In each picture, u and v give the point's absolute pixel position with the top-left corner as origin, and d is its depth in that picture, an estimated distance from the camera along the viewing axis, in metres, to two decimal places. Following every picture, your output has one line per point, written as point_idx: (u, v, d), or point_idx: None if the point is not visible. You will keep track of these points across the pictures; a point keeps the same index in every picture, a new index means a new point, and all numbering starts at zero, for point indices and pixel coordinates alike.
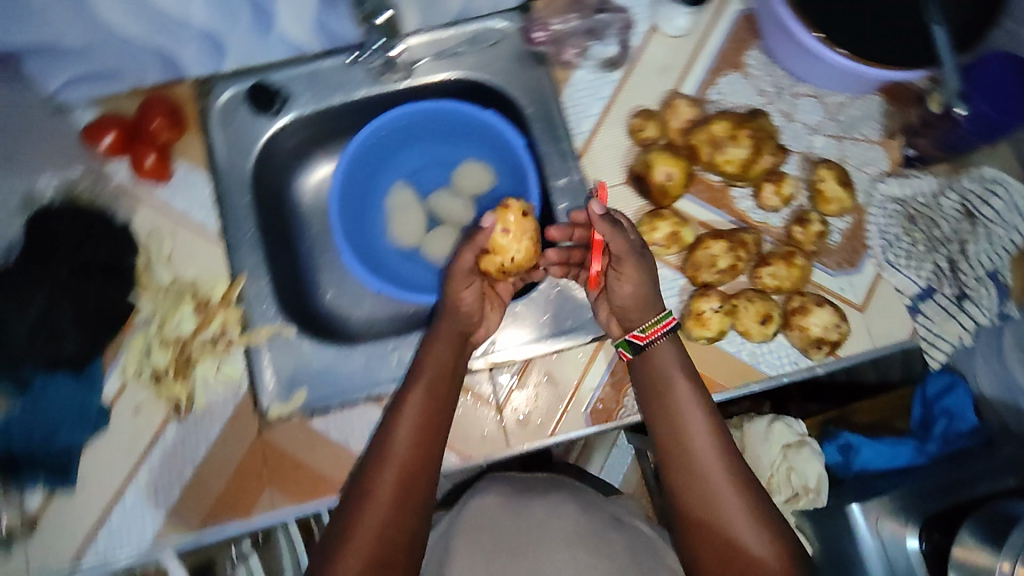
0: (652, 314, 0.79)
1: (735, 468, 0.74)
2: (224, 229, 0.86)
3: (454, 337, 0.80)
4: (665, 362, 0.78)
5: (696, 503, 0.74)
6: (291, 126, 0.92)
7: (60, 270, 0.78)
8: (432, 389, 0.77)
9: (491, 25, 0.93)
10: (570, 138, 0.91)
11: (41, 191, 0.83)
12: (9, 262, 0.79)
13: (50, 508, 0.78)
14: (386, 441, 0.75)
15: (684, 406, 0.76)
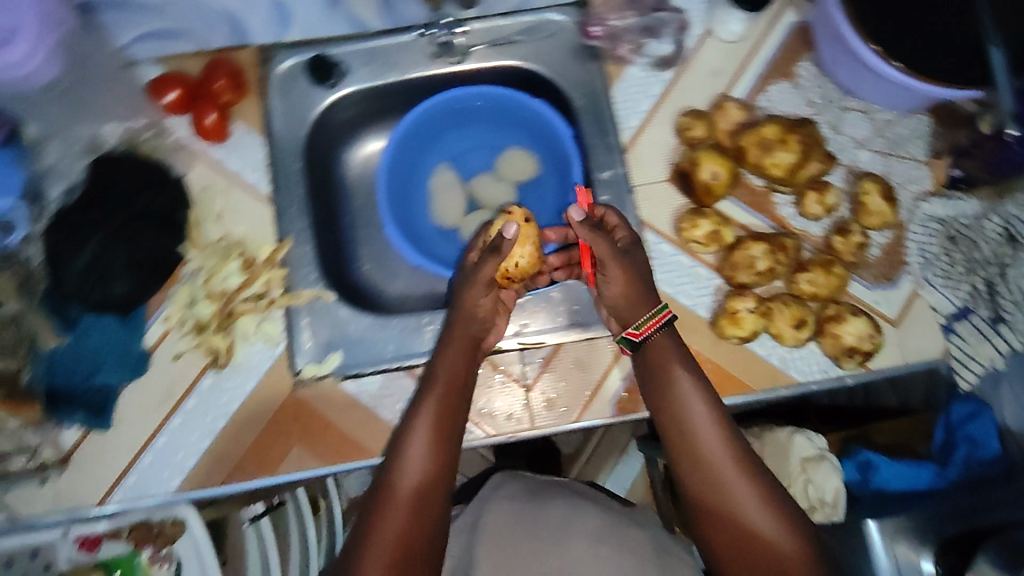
0: (646, 310, 0.80)
1: (745, 453, 0.73)
2: (275, 192, 0.88)
3: (467, 343, 0.81)
4: (669, 361, 0.78)
5: (716, 509, 0.72)
6: (348, 99, 0.95)
7: (117, 215, 0.79)
8: (447, 396, 0.77)
9: (549, 18, 0.95)
10: (618, 132, 0.92)
11: (105, 138, 0.86)
12: (69, 202, 0.80)
13: (85, 445, 0.81)
14: (403, 446, 0.74)
15: (692, 405, 0.75)
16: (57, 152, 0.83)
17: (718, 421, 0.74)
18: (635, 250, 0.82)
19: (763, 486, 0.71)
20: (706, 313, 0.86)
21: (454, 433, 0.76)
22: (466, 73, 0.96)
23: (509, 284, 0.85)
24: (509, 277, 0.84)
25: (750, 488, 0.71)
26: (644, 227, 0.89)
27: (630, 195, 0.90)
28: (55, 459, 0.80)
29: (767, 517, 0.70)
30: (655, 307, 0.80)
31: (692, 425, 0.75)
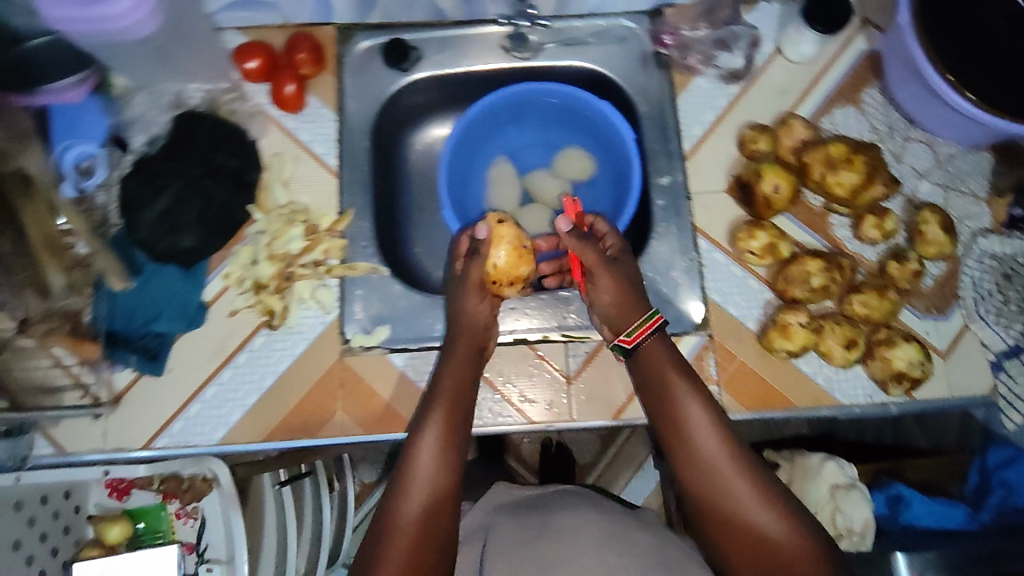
0: (635, 317, 0.81)
1: (744, 458, 0.73)
2: (341, 165, 0.91)
3: (472, 354, 0.81)
4: (659, 365, 0.79)
5: (725, 524, 0.72)
6: (418, 84, 0.97)
7: (194, 169, 0.82)
8: (452, 403, 0.77)
9: (622, 23, 0.97)
10: (680, 139, 0.93)
11: (189, 96, 0.88)
12: (151, 151, 0.84)
13: (136, 388, 0.83)
14: (412, 456, 0.74)
15: (691, 417, 0.76)
16: (143, 104, 0.87)
17: (716, 430, 0.75)
18: (625, 259, 0.85)
19: (765, 490, 0.72)
20: (753, 325, 0.86)
21: (460, 439, 0.76)
22: (536, 69, 0.98)
23: (500, 287, 0.84)
24: (495, 280, 0.83)
25: (753, 495, 0.71)
26: (699, 234, 0.90)
27: (686, 202, 0.91)
28: (106, 397, 0.83)
29: (775, 528, 0.69)
30: (647, 312, 0.82)
31: (693, 441, 0.75)
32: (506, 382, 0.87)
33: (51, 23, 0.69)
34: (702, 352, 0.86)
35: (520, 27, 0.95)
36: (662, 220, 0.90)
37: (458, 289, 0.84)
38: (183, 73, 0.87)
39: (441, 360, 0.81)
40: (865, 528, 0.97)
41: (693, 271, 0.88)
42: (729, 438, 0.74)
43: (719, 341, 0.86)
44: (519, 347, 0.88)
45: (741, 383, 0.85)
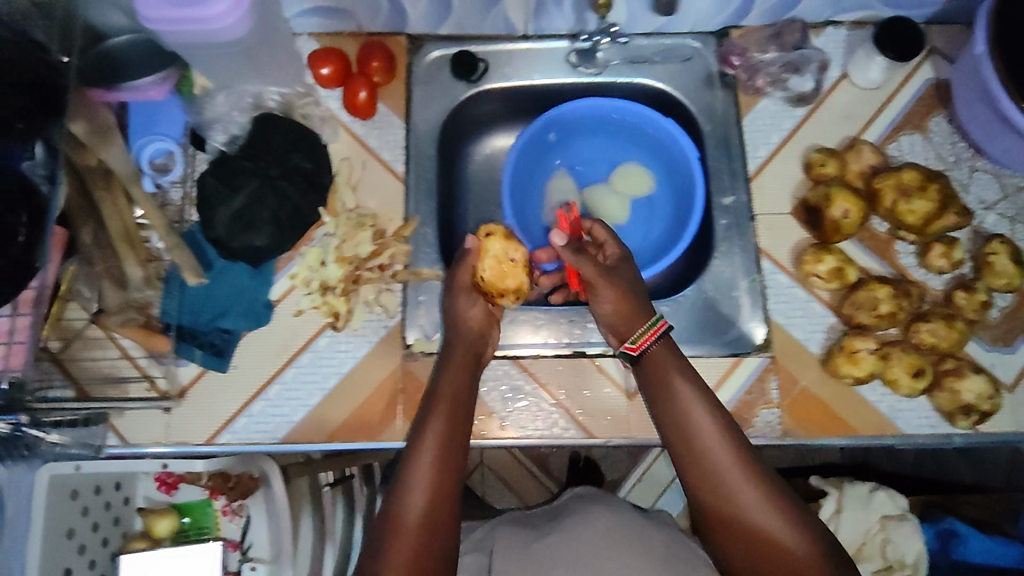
0: (642, 323, 0.80)
1: (749, 461, 0.73)
2: (408, 173, 0.92)
3: (468, 361, 0.80)
4: (664, 369, 0.77)
5: (732, 528, 0.72)
6: (484, 95, 0.98)
7: (270, 169, 0.82)
8: (457, 400, 0.77)
9: (688, 43, 0.97)
10: (745, 160, 0.93)
11: (267, 100, 0.89)
12: (229, 150, 0.84)
13: (201, 383, 0.84)
14: (421, 454, 0.73)
15: (697, 424, 0.75)
16: (224, 104, 0.85)
17: (722, 435, 0.74)
18: (622, 267, 0.84)
19: (770, 492, 0.72)
20: (817, 349, 0.86)
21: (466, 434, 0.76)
22: (600, 86, 0.98)
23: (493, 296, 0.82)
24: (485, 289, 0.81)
25: (760, 497, 0.72)
26: (763, 255, 0.89)
27: (750, 223, 0.90)
28: (167, 391, 0.83)
29: (781, 529, 0.70)
30: (650, 319, 0.80)
31: (701, 448, 0.74)
32: (566, 395, 0.86)
33: (142, 21, 0.71)
34: (763, 374, 0.86)
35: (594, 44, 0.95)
36: (724, 239, 0.90)
37: (450, 292, 0.84)
38: (265, 76, 0.87)
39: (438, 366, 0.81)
40: (915, 560, 0.99)
41: (755, 292, 0.88)
42: (734, 442, 0.74)
43: (782, 364, 0.86)
44: (579, 360, 0.87)
45: (802, 407, 0.85)
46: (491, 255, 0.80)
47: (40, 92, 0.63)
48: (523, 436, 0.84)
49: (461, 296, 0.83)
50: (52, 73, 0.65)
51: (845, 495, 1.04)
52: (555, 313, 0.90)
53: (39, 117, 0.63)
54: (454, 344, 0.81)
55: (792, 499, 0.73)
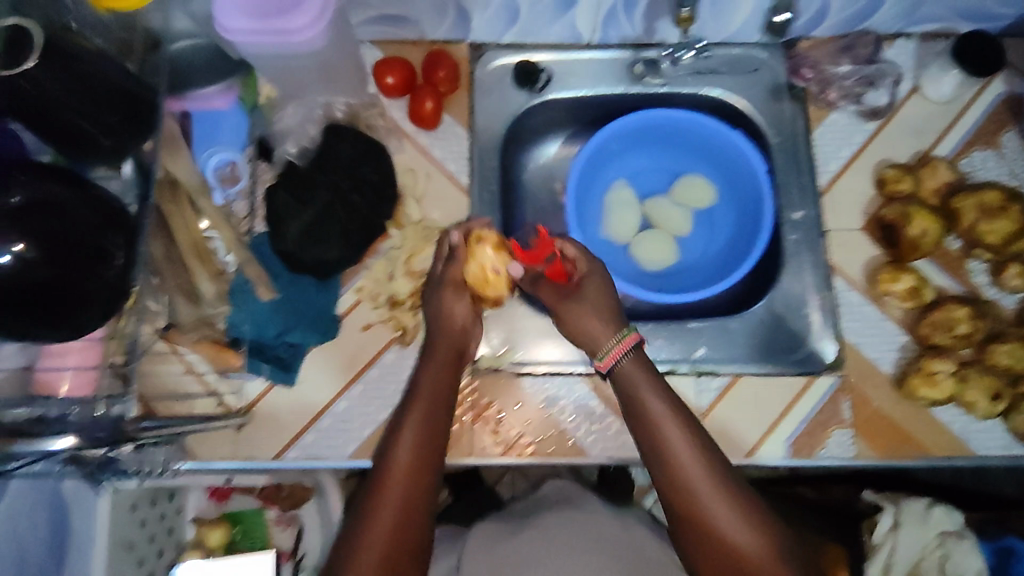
0: (613, 335, 0.80)
1: (720, 470, 0.71)
2: (473, 185, 0.91)
3: (451, 358, 0.80)
4: (631, 379, 0.77)
5: (700, 540, 0.70)
6: (546, 104, 0.97)
7: (342, 182, 0.82)
8: (432, 407, 0.76)
9: (755, 53, 0.95)
10: (814, 174, 0.91)
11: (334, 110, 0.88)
12: (297, 162, 0.83)
13: (269, 397, 0.83)
14: (391, 461, 0.72)
15: (668, 436, 0.73)
16: (293, 115, 0.85)
17: (693, 444, 0.72)
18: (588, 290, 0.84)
19: (741, 503, 0.70)
20: (890, 368, 0.85)
21: (440, 442, 0.74)
22: (664, 96, 0.97)
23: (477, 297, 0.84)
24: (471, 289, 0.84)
25: (728, 506, 0.69)
26: (836, 272, 0.88)
27: (821, 240, 0.89)
28: (236, 406, 0.83)
29: (750, 541, 0.68)
30: (619, 332, 0.80)
31: (671, 459, 0.72)
32: None
33: (219, 31, 0.68)
34: (836, 395, 0.84)
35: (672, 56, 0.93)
36: (793, 255, 0.89)
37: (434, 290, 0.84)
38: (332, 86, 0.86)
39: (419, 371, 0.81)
40: None
41: (827, 310, 0.87)
42: (705, 452, 0.72)
43: (854, 385, 0.85)
44: None
45: (875, 429, 0.83)
46: (480, 262, 0.81)
47: (123, 105, 0.60)
48: (599, 456, 0.85)
49: (440, 295, 0.83)
50: (146, 91, 0.62)
51: (903, 512, 1.02)
52: None
53: (129, 135, 0.61)
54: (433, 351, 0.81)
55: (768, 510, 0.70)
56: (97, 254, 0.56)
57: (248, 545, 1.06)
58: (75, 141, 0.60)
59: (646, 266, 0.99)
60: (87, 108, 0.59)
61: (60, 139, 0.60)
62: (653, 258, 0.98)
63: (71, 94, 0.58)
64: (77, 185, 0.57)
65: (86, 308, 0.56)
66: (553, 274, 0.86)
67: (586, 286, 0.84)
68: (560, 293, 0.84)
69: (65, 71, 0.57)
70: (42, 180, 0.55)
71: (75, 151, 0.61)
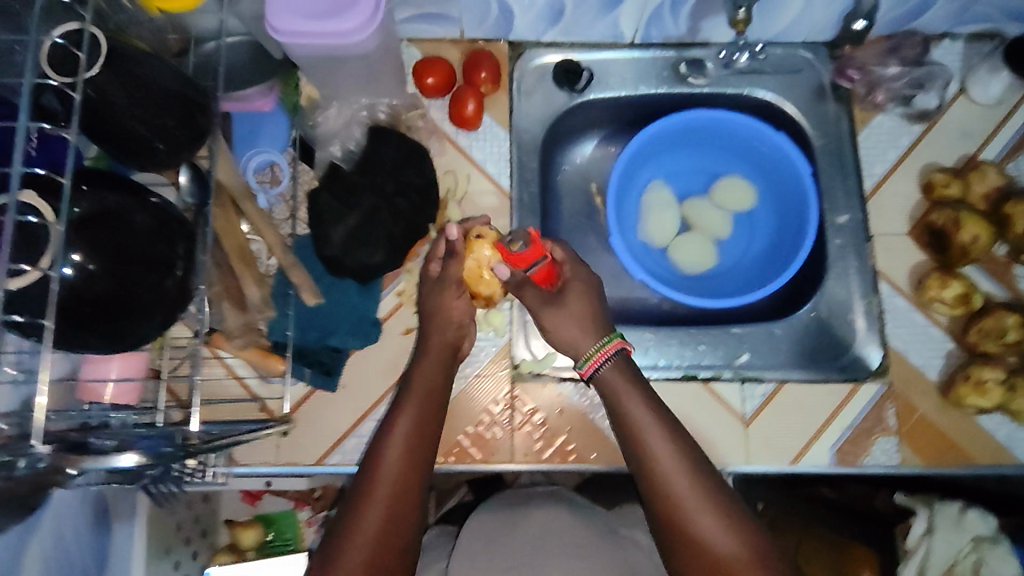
0: (594, 341, 0.73)
1: (708, 482, 0.66)
2: (513, 187, 0.90)
3: (445, 353, 0.79)
4: (616, 384, 0.71)
5: (686, 558, 0.65)
6: (585, 104, 0.95)
7: (387, 186, 0.82)
8: (418, 413, 0.73)
9: (799, 53, 0.93)
10: (860, 178, 0.90)
11: (376, 111, 0.87)
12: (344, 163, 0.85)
13: (313, 399, 0.84)
14: (374, 471, 0.69)
15: (654, 445, 0.67)
16: (337, 116, 0.86)
17: (681, 456, 0.67)
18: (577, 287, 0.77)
19: (731, 518, 0.65)
20: (935, 376, 0.84)
21: (426, 448, 0.71)
22: (706, 97, 0.95)
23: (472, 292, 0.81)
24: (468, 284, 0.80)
25: (717, 523, 0.64)
26: (880, 278, 0.87)
27: (866, 244, 0.88)
28: (280, 411, 0.83)
29: (739, 560, 0.63)
30: (602, 338, 0.73)
31: (658, 473, 0.66)
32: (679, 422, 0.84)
33: (270, 31, 0.67)
34: (881, 402, 0.84)
35: (732, 58, 0.90)
36: (837, 260, 0.89)
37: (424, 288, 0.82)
38: (376, 88, 0.85)
39: (410, 368, 0.79)
40: None
41: (872, 316, 0.86)
42: (694, 464, 0.67)
43: (899, 392, 0.84)
44: (693, 386, 0.84)
45: (920, 436, 0.83)
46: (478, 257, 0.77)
47: (181, 111, 0.58)
48: None
49: (432, 295, 0.81)
50: (198, 92, 0.60)
51: (935, 515, 0.83)
52: (665, 333, 0.89)
53: (185, 142, 0.60)
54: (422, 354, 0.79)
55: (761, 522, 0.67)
56: (165, 264, 0.55)
57: (280, 546, 1.06)
58: (130, 150, 0.57)
59: (685, 269, 0.97)
60: (149, 115, 0.56)
61: (114, 145, 0.57)
62: (692, 262, 0.97)
63: (136, 104, 0.55)
64: (136, 194, 0.55)
65: (151, 319, 0.56)
66: (540, 280, 0.78)
67: (569, 292, 0.76)
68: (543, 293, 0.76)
69: (126, 80, 0.54)
70: (102, 190, 0.53)
71: (130, 158, 0.59)
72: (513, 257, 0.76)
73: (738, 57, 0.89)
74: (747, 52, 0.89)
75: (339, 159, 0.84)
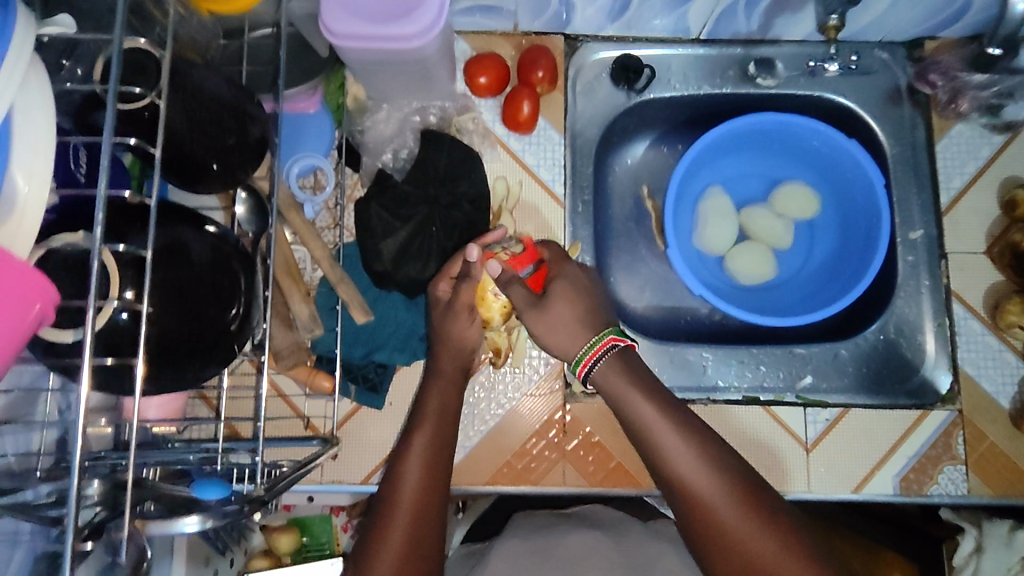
0: (585, 340, 0.69)
1: (729, 473, 0.62)
2: (566, 193, 0.85)
3: (457, 375, 0.76)
4: (617, 384, 0.67)
5: (723, 562, 0.60)
6: (644, 103, 0.89)
7: (440, 197, 0.78)
8: (434, 432, 0.70)
9: (875, 54, 0.87)
10: (936, 191, 0.85)
11: (429, 115, 0.83)
12: (394, 172, 0.81)
13: (356, 418, 0.81)
14: (392, 494, 0.66)
15: (667, 449, 0.63)
16: (387, 119, 0.82)
17: (698, 450, 0.63)
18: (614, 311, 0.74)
19: (759, 510, 0.61)
20: (1008, 403, 0.81)
21: (444, 466, 0.69)
22: (773, 98, 0.89)
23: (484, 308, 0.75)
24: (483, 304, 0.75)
25: (745, 516, 0.60)
26: (954, 298, 0.83)
27: (940, 262, 0.84)
28: (326, 428, 0.80)
29: (776, 553, 0.59)
30: (598, 331, 0.70)
31: (676, 471, 0.62)
32: (738, 446, 0.80)
33: (326, 34, 0.62)
34: (950, 428, 0.80)
35: (819, 67, 0.86)
36: (908, 278, 0.85)
37: (432, 314, 0.77)
38: (429, 92, 0.81)
39: (421, 389, 0.75)
40: None
41: (943, 338, 0.83)
42: (713, 456, 0.63)
43: (969, 418, 0.81)
44: (754, 410, 0.81)
45: (989, 464, 0.80)
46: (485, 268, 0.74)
47: (237, 126, 0.52)
48: None
49: (439, 311, 0.75)
50: (252, 104, 0.54)
51: (984, 534, 0.79)
52: (724, 352, 0.86)
53: (240, 162, 0.53)
54: (431, 375, 0.75)
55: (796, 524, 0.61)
56: (228, 296, 0.51)
57: (317, 550, 1.00)
58: (181, 172, 0.51)
59: (742, 280, 0.92)
60: (207, 137, 0.50)
61: (163, 166, 0.50)
62: (751, 273, 0.92)
63: (196, 127, 0.49)
64: (193, 223, 0.51)
65: (208, 361, 0.51)
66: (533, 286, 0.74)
67: (555, 290, 0.72)
68: (536, 295, 0.72)
69: (184, 99, 0.48)
70: (169, 224, 0.49)
71: (181, 180, 0.52)
72: (515, 259, 0.73)
73: (823, 65, 0.85)
74: (838, 61, 0.85)
75: (389, 168, 0.81)
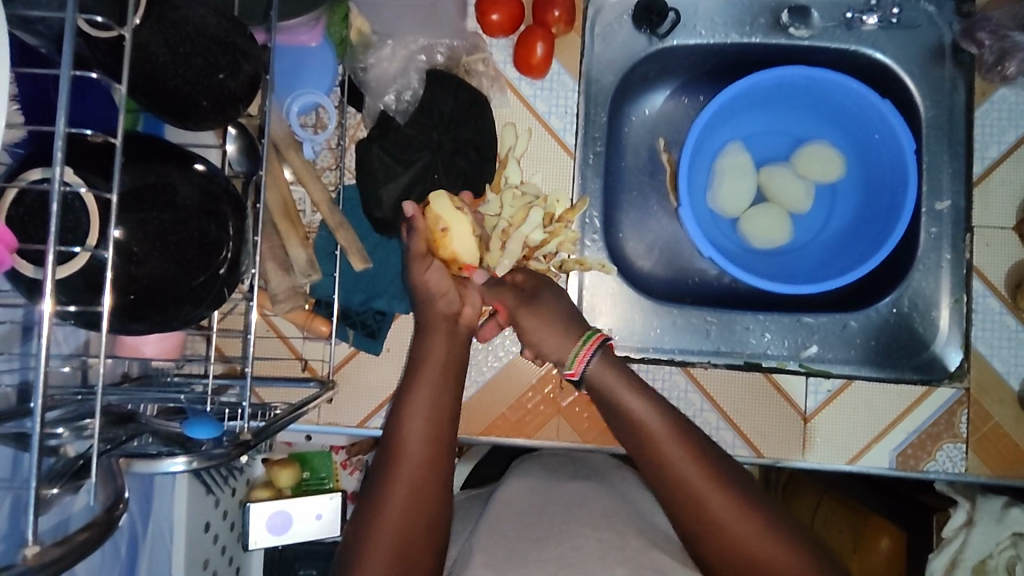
0: (575, 341, 0.73)
1: (710, 457, 0.65)
2: (578, 142, 0.81)
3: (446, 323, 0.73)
4: (604, 377, 0.70)
5: (709, 543, 0.61)
6: (667, 49, 0.84)
7: (444, 143, 0.75)
8: (430, 394, 0.70)
9: (920, 6, 0.81)
10: (969, 161, 0.81)
11: (438, 54, 0.79)
12: (395, 111, 0.77)
13: (353, 364, 0.80)
14: (389, 462, 0.65)
15: (655, 434, 0.65)
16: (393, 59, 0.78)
17: (684, 439, 0.65)
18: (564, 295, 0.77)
19: (736, 491, 0.62)
20: (1017, 384, 0.78)
21: (445, 450, 0.67)
22: (805, 51, 0.84)
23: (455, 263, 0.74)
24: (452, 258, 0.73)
25: (728, 499, 0.61)
26: (975, 274, 0.80)
27: (965, 236, 0.80)
28: (323, 371, 0.80)
29: (757, 532, 0.60)
30: (583, 333, 0.73)
31: (662, 452, 0.64)
32: (735, 412, 0.80)
33: None
34: (954, 407, 0.78)
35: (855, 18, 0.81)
36: (929, 250, 0.82)
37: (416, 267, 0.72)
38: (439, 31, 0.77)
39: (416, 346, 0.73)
40: None
41: (958, 315, 0.80)
42: (691, 440, 0.65)
43: (975, 398, 0.78)
44: (753, 377, 0.80)
45: (991, 445, 0.78)
46: (435, 216, 0.72)
47: (229, 60, 0.49)
48: None
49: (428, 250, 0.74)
50: (243, 38, 0.51)
51: (977, 508, 0.77)
52: (728, 317, 0.83)
53: (232, 99, 0.51)
54: (419, 368, 0.72)
55: (777, 510, 0.63)
56: (214, 245, 0.48)
57: (316, 484, 0.99)
58: (168, 108, 0.49)
59: (756, 243, 0.89)
60: (196, 73, 0.47)
61: (148, 102, 0.48)
62: (767, 236, 0.88)
63: (180, 62, 0.46)
64: (180, 163, 0.48)
65: (197, 305, 0.50)
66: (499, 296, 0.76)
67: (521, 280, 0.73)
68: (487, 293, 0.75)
69: (166, 31, 0.45)
70: (154, 163, 0.47)
71: (168, 114, 0.50)
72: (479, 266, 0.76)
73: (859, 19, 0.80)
74: (877, 14, 0.80)
75: (392, 111, 0.77)
